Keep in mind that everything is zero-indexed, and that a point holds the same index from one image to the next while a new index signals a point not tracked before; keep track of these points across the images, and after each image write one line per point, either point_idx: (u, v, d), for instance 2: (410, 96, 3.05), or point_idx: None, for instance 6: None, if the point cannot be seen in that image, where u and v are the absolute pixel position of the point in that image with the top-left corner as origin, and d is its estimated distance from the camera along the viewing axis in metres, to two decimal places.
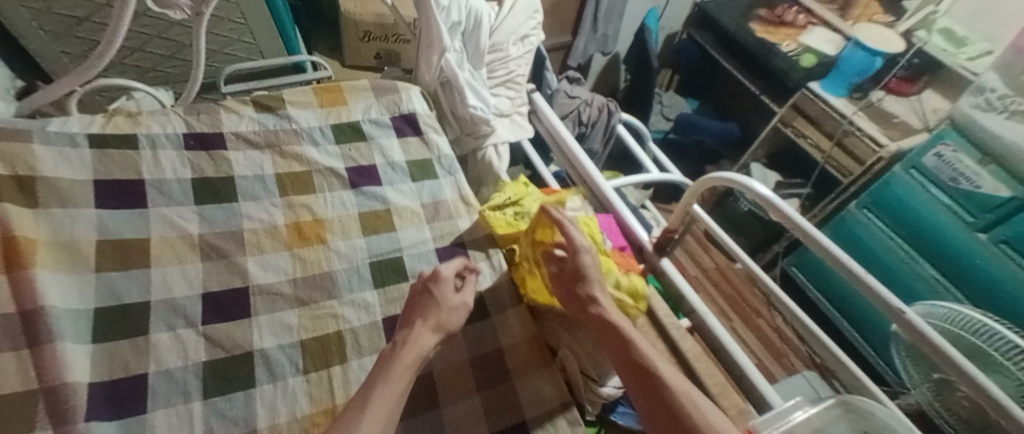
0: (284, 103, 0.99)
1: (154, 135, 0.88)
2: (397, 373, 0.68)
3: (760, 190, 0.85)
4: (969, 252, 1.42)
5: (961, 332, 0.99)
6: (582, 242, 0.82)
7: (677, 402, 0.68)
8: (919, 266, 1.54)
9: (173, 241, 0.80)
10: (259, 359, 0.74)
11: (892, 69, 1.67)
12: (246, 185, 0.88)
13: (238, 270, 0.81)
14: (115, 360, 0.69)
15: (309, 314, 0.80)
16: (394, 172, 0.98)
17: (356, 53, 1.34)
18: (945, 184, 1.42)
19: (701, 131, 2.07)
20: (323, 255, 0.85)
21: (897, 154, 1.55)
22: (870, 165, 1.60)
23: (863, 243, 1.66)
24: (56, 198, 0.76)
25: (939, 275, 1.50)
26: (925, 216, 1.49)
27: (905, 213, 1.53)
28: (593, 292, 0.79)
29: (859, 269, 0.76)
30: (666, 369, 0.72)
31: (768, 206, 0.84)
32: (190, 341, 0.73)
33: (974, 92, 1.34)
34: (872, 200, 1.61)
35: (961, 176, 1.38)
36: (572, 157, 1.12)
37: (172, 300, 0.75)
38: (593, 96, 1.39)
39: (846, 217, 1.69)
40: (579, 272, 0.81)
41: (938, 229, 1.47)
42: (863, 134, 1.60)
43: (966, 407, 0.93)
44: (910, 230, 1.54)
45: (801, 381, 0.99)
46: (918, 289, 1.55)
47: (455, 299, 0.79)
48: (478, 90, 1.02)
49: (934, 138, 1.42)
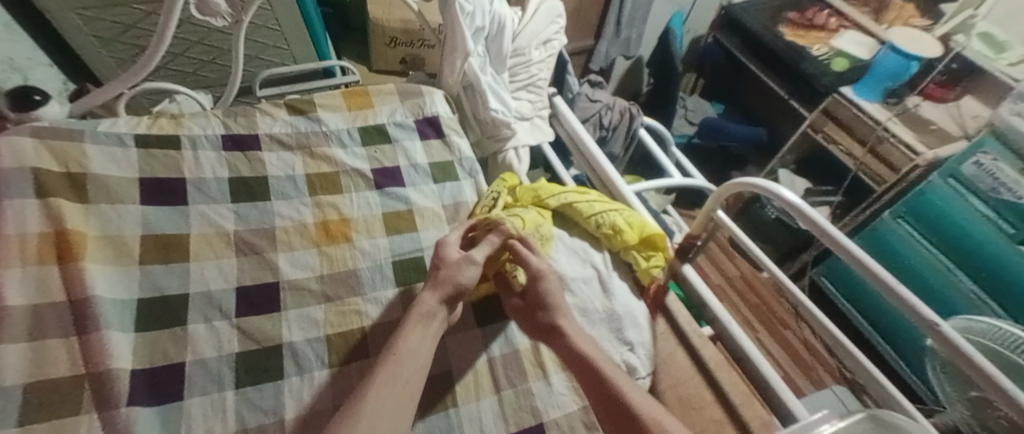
0: (315, 106, 1.01)
1: (195, 136, 0.91)
2: (379, 377, 0.70)
3: (787, 196, 0.84)
4: (1010, 266, 1.37)
5: (999, 348, 0.98)
6: (539, 267, 0.84)
7: (641, 417, 0.70)
8: (957, 278, 1.50)
9: (210, 238, 0.84)
10: (287, 351, 0.78)
11: (930, 74, 1.63)
12: (278, 184, 0.91)
13: (269, 265, 0.84)
14: (155, 348, 0.74)
15: (334, 310, 0.83)
16: (416, 174, 1.01)
17: (383, 58, 1.38)
18: (987, 194, 1.38)
19: (725, 134, 2.02)
20: (348, 253, 0.88)
21: (933, 162, 1.50)
22: (905, 174, 1.56)
23: (897, 252, 1.62)
24: (104, 194, 0.81)
25: (978, 290, 1.46)
26: (963, 224, 1.45)
27: (942, 223, 1.50)
28: (554, 321, 0.81)
29: (890, 279, 0.75)
30: (636, 397, 0.73)
31: (795, 212, 0.83)
32: (225, 333, 0.77)
33: (1015, 99, 1.33)
34: (907, 209, 1.57)
35: (1002, 186, 1.33)
36: (591, 160, 1.11)
37: (209, 293, 0.79)
38: (615, 99, 1.36)
39: (879, 226, 1.66)
40: (541, 302, 0.83)
41: (977, 240, 1.43)
42: (897, 140, 1.57)
43: (1003, 426, 0.92)
44: (947, 240, 1.50)
45: (829, 394, 0.90)
46: (956, 302, 1.52)
47: (459, 255, 0.83)
48: (501, 94, 1.05)
49: (974, 146, 1.38)
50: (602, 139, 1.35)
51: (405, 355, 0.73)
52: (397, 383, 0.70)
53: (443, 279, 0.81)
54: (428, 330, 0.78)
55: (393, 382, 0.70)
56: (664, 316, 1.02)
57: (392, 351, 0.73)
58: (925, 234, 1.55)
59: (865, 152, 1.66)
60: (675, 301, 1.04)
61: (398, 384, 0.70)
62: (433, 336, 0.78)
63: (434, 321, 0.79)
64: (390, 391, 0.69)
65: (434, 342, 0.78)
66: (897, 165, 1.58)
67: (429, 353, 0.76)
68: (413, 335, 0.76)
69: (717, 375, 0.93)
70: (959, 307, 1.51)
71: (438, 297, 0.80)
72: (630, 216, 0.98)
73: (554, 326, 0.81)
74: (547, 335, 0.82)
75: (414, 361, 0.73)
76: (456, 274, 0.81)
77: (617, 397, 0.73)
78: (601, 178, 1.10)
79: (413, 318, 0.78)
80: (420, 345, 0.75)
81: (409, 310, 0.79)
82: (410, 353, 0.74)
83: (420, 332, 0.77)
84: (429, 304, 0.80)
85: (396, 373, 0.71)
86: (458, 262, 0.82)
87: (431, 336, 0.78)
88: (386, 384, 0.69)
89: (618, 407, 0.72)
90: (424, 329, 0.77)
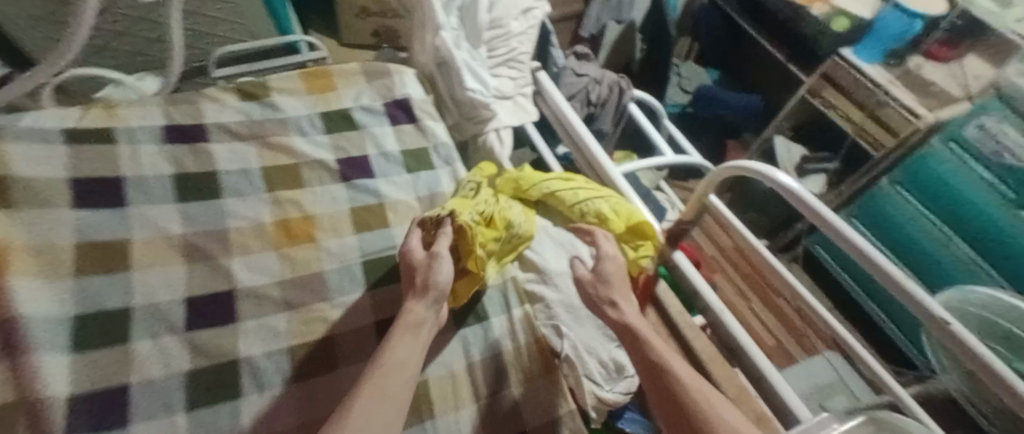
0: (270, 90, 0.94)
1: (133, 130, 0.82)
2: (368, 385, 0.61)
3: (783, 180, 0.76)
4: (1012, 231, 1.32)
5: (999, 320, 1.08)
6: (612, 251, 0.80)
7: (683, 387, 0.63)
8: (954, 244, 1.45)
9: (155, 244, 0.75)
10: (246, 367, 0.71)
11: (932, 32, 1.52)
12: (231, 180, 0.83)
13: (222, 271, 0.76)
14: (98, 371, 0.65)
15: (298, 318, 0.76)
16: (389, 164, 0.92)
17: (354, 32, 1.26)
18: (989, 160, 1.31)
19: (722, 105, 1.95)
20: (313, 255, 0.80)
21: (936, 124, 1.40)
22: (906, 137, 1.45)
23: (893, 220, 1.56)
24: (28, 197, 0.71)
25: (975, 254, 1.41)
26: (961, 191, 1.39)
27: (942, 190, 1.43)
28: (613, 296, 0.76)
29: (897, 275, 0.64)
30: (679, 366, 0.65)
31: (787, 195, 0.75)
32: (175, 351, 0.70)
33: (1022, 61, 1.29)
34: (906, 176, 1.50)
35: (1004, 149, 1.28)
36: (577, 139, 1.02)
37: (155, 306, 0.71)
38: (603, 73, 1.24)
39: (876, 193, 1.58)
40: (602, 276, 0.78)
41: (973, 205, 1.37)
42: (899, 104, 1.44)
43: None
44: (944, 205, 1.44)
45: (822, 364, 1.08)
46: (950, 269, 1.47)
47: (423, 257, 0.75)
48: (478, 72, 0.97)
49: (977, 109, 1.32)
50: (590, 115, 1.23)
51: (392, 366, 0.65)
52: (385, 397, 0.61)
53: (423, 286, 0.73)
54: (417, 341, 0.70)
55: (380, 398, 0.60)
56: (655, 307, 0.96)
57: (378, 362, 0.65)
58: (924, 201, 1.48)
59: (865, 117, 1.54)
60: (666, 290, 0.97)
61: (389, 392, 0.61)
62: (423, 346, 0.70)
63: (423, 328, 0.71)
64: (378, 405, 0.59)
65: (424, 351, 0.70)
66: (896, 129, 1.47)
67: (419, 365, 0.68)
68: (401, 346, 0.68)
69: (710, 368, 0.88)
70: (955, 275, 1.47)
71: (425, 304, 0.72)
72: (622, 205, 0.88)
73: (611, 304, 0.75)
74: (601, 306, 0.76)
75: (402, 371, 0.65)
76: (431, 274, 0.73)
77: (659, 367, 0.65)
78: (590, 161, 1.02)
79: (400, 327, 0.70)
80: (409, 356, 0.67)
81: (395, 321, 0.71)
82: (398, 363, 0.65)
83: (409, 342, 0.69)
84: (416, 311, 0.72)
85: (382, 377, 0.63)
86: (427, 263, 0.74)
87: (422, 345, 0.70)
88: (373, 397, 0.60)
89: (659, 379, 0.65)
90: (415, 338, 0.69)
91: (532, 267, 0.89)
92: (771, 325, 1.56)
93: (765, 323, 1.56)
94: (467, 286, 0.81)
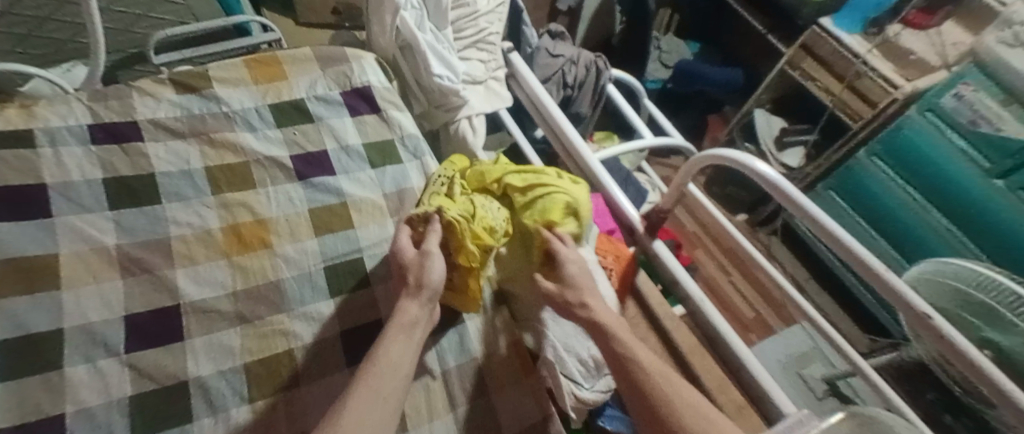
0: (210, 81, 0.85)
1: (54, 129, 0.75)
2: (378, 370, 0.60)
3: (761, 169, 0.70)
4: (987, 202, 1.23)
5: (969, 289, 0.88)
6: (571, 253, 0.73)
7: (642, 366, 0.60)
8: (929, 215, 1.36)
9: (87, 258, 0.68)
10: (196, 389, 0.64)
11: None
12: (171, 183, 0.76)
13: (166, 285, 0.69)
14: (25, 401, 0.58)
15: (253, 333, 0.69)
16: (350, 158, 0.86)
17: (311, 10, 1.15)
18: (964, 129, 1.22)
19: (703, 80, 1.84)
20: (267, 263, 0.74)
21: (913, 94, 1.31)
22: (882, 109, 1.36)
23: (869, 192, 1.47)
24: None
25: (951, 225, 1.32)
26: (938, 162, 1.29)
27: (919, 161, 1.33)
28: None
29: (878, 266, 0.60)
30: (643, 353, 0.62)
31: (770, 188, 0.68)
32: (113, 373, 0.62)
33: (1001, 26, 1.16)
34: (883, 147, 1.40)
35: (980, 118, 1.18)
36: (551, 123, 0.95)
37: (89, 327, 0.64)
38: (579, 52, 1.17)
39: (852, 165, 1.48)
40: None
41: (951, 176, 1.28)
42: (876, 74, 1.36)
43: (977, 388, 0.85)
44: (920, 176, 1.35)
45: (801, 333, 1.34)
46: (933, 244, 1.37)
47: (414, 255, 0.70)
48: (444, 55, 0.90)
49: (954, 78, 1.21)
50: (567, 98, 1.16)
51: (384, 366, 0.61)
52: (378, 394, 0.58)
53: (415, 286, 0.68)
54: (410, 341, 0.65)
55: (378, 398, 0.58)
56: (636, 299, 0.89)
57: (372, 362, 0.61)
58: (900, 172, 1.39)
59: (843, 88, 1.44)
60: (648, 282, 0.90)
61: (384, 392, 0.59)
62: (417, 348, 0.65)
63: (417, 329, 0.67)
64: (371, 407, 0.56)
65: (418, 353, 0.65)
66: (874, 100, 1.38)
67: (412, 367, 0.63)
68: (394, 347, 0.63)
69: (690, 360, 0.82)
70: (938, 248, 1.37)
71: (419, 304, 0.67)
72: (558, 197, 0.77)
73: None
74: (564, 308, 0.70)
75: (396, 373, 0.61)
76: (424, 274, 0.68)
77: (624, 358, 0.61)
78: (566, 147, 0.95)
79: (395, 327, 0.66)
80: (403, 357, 0.63)
81: (390, 320, 0.67)
82: (390, 365, 0.61)
83: (402, 343, 0.64)
84: (410, 311, 0.67)
85: (396, 367, 0.61)
86: (420, 263, 0.69)
87: (414, 347, 0.65)
88: (369, 393, 0.57)
89: (624, 368, 0.61)
90: (407, 340, 0.65)
91: (507, 265, 0.82)
92: (752, 299, 1.55)
93: (746, 299, 1.55)
94: (467, 282, 0.74)
